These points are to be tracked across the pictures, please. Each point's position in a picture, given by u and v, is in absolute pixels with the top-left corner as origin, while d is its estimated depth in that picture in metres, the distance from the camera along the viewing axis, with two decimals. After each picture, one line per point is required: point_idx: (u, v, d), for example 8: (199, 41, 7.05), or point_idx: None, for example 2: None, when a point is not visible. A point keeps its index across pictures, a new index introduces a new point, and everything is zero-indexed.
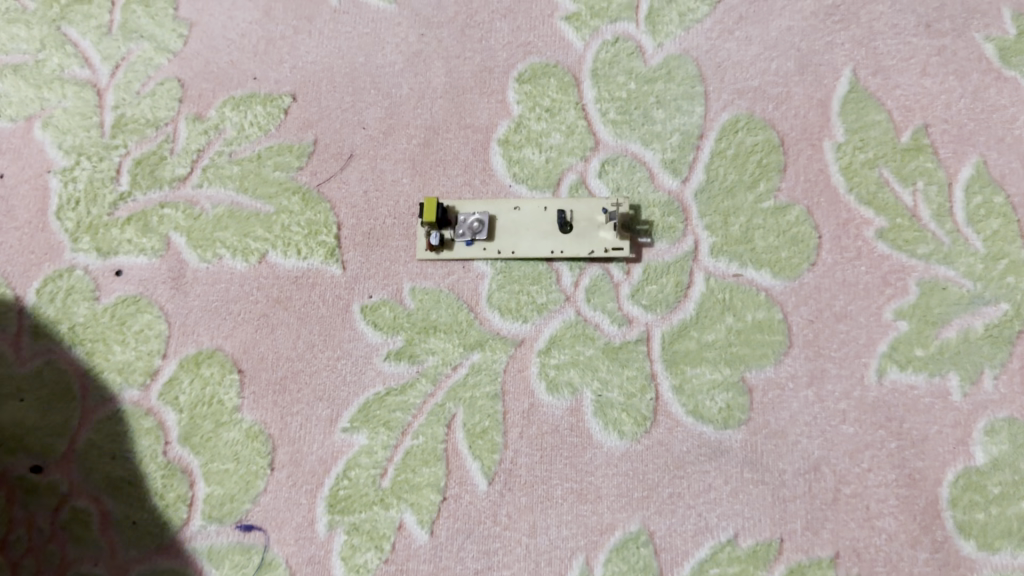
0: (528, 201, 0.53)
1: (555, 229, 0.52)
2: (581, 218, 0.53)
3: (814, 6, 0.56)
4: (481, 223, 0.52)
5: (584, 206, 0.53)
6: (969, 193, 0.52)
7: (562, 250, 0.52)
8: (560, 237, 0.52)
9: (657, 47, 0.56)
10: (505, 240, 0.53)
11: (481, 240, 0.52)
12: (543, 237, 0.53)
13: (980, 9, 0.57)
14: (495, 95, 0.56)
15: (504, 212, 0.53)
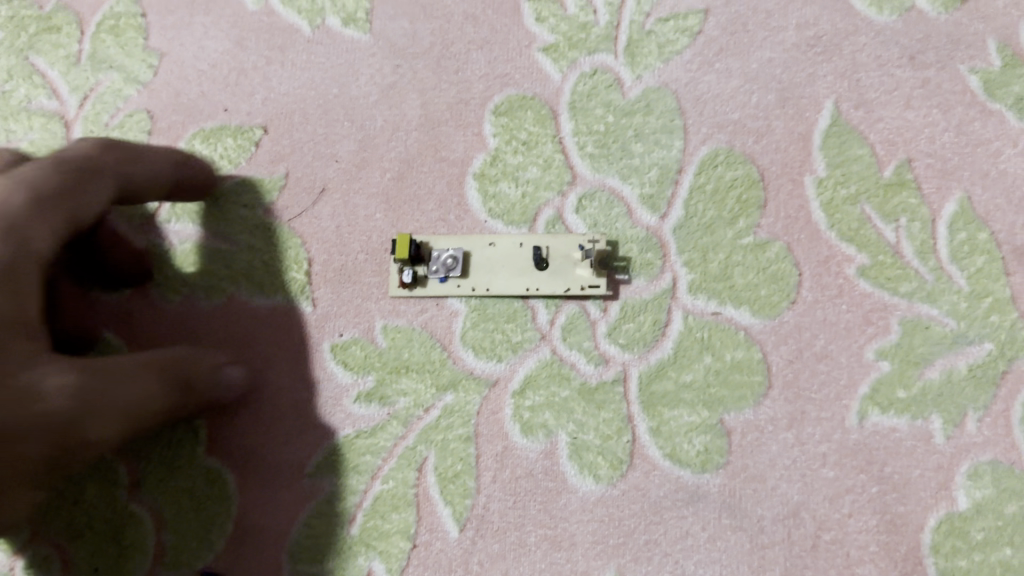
0: (503, 237, 0.52)
1: (530, 266, 0.51)
2: (557, 255, 0.52)
3: (797, 37, 0.56)
4: (454, 259, 0.51)
5: (561, 242, 0.52)
6: (953, 228, 0.51)
7: (537, 287, 0.51)
8: (535, 274, 0.51)
9: (636, 80, 0.55)
10: (479, 277, 0.52)
11: (454, 277, 0.52)
12: (518, 274, 0.52)
13: (965, 40, 0.56)
14: (470, 128, 0.55)
15: (478, 248, 0.52)
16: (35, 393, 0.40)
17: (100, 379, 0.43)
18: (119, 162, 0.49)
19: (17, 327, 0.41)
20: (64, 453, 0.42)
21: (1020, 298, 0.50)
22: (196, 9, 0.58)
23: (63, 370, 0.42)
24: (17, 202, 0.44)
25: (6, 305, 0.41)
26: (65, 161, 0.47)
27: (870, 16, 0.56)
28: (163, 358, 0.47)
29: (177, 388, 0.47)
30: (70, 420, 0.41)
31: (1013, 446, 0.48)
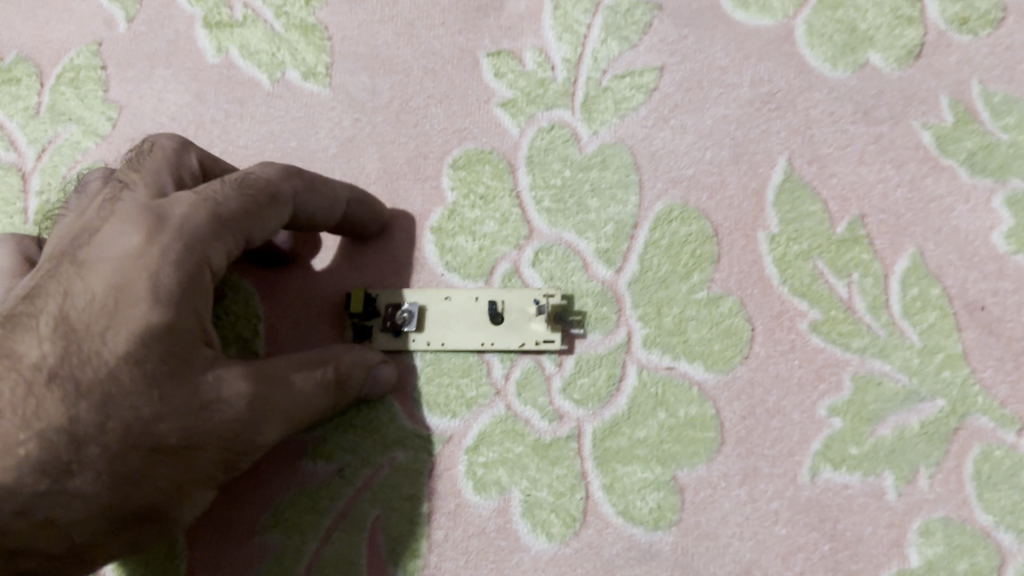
0: (459, 291, 0.52)
1: (486, 319, 0.52)
2: (512, 309, 0.52)
3: (751, 94, 0.56)
4: (406, 313, 0.52)
5: (518, 296, 0.52)
6: (906, 284, 0.52)
7: (492, 341, 0.51)
8: (490, 328, 0.51)
9: (592, 135, 0.56)
10: (434, 331, 0.52)
11: (409, 332, 0.52)
12: (472, 329, 0.52)
13: (918, 96, 0.57)
14: (428, 182, 0.55)
15: (434, 302, 0.52)
16: (215, 403, 0.41)
17: (273, 386, 0.44)
18: (299, 190, 0.48)
19: (198, 337, 0.42)
20: (241, 454, 0.44)
21: (971, 353, 0.51)
22: (156, 61, 0.59)
23: (243, 378, 0.43)
24: (200, 215, 0.43)
25: (188, 315, 0.42)
26: (252, 180, 0.46)
27: (824, 72, 0.57)
28: (330, 363, 0.47)
29: (342, 393, 0.48)
30: (243, 427, 0.43)
31: (965, 502, 0.48)
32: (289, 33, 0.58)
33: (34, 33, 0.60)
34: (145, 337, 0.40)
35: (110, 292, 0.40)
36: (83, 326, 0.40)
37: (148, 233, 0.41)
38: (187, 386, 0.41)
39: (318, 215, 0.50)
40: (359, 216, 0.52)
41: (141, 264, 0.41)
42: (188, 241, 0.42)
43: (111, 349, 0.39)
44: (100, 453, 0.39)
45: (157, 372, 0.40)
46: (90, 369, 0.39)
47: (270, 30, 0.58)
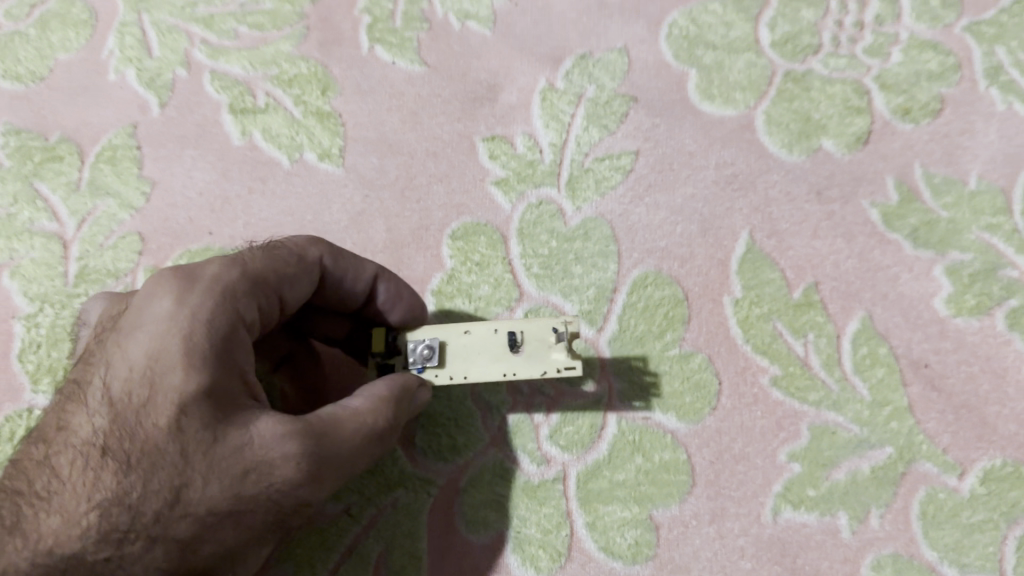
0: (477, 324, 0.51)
1: (506, 349, 0.50)
2: (532, 338, 0.50)
3: (716, 175, 0.64)
4: (428, 348, 0.51)
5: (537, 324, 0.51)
6: (856, 344, 0.58)
7: (513, 371, 0.50)
8: (511, 358, 0.50)
9: (576, 210, 0.63)
10: (456, 365, 0.51)
11: (432, 368, 0.51)
12: (494, 360, 0.50)
13: (866, 179, 0.64)
14: (430, 250, 0.62)
15: (455, 335, 0.52)
16: (263, 463, 0.43)
17: (322, 437, 0.45)
18: (322, 252, 0.54)
19: (241, 394, 0.45)
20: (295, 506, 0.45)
21: (916, 406, 0.57)
22: (186, 143, 0.66)
23: (290, 433, 0.44)
24: (230, 278, 0.47)
25: (224, 375, 0.45)
26: (278, 249, 0.52)
27: (781, 156, 0.65)
28: (378, 406, 0.48)
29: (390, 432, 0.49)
30: (288, 484, 0.44)
31: (912, 540, 0.54)
32: (307, 119, 0.66)
33: (75, 115, 0.67)
34: (186, 403, 0.43)
35: (149, 359, 0.44)
36: (129, 397, 0.44)
37: (183, 300, 0.45)
38: (232, 447, 0.43)
39: (343, 279, 0.55)
40: (383, 296, 0.56)
41: (175, 327, 0.45)
42: (219, 303, 0.46)
43: (155, 418, 0.43)
44: (153, 518, 0.42)
45: (201, 437, 0.43)
46: (139, 437, 0.43)
47: (289, 116, 0.66)
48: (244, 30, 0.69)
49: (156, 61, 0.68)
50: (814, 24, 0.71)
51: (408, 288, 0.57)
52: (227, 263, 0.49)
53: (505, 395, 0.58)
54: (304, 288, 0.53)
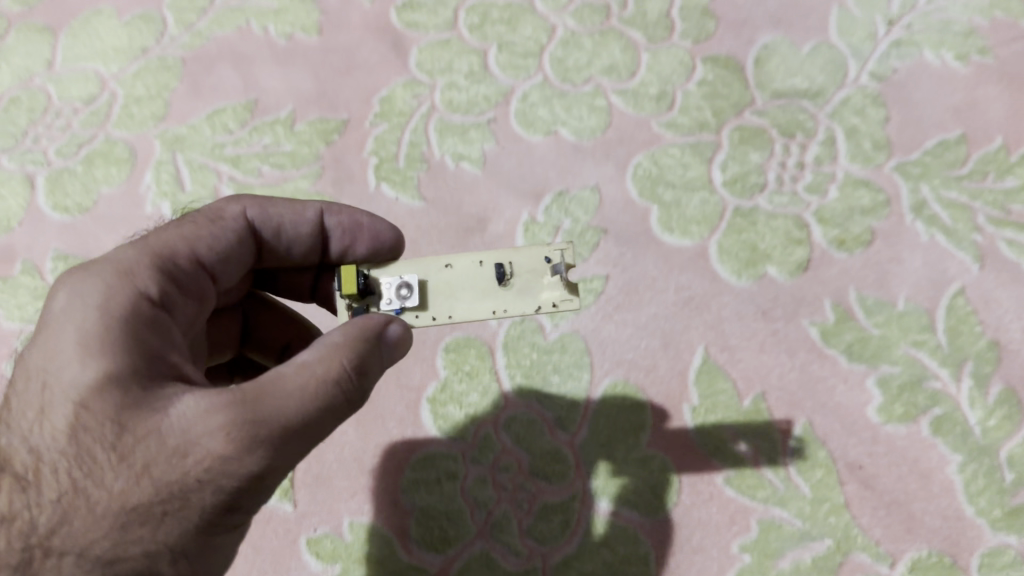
0: (461, 260, 0.56)
1: (493, 287, 0.55)
2: (519, 273, 0.56)
3: (675, 297, 0.76)
4: (408, 288, 0.56)
5: (522, 259, 0.56)
6: (798, 447, 0.69)
7: (504, 305, 0.55)
8: (499, 294, 0.55)
9: (554, 326, 0.75)
10: (443, 301, 0.56)
11: (415, 305, 0.56)
12: (480, 294, 0.56)
13: (806, 301, 0.75)
14: (426, 361, 0.74)
15: (437, 272, 0.56)
16: (183, 443, 0.45)
17: (256, 405, 0.45)
18: (246, 207, 0.62)
19: (158, 375, 0.47)
20: (232, 485, 0.45)
21: (851, 503, 0.67)
22: None
23: (212, 408, 0.45)
24: (131, 263, 0.52)
25: (132, 357, 0.47)
26: (193, 218, 0.60)
27: (733, 282, 0.76)
28: (319, 359, 0.47)
29: (343, 391, 0.47)
30: (215, 460, 0.44)
31: None
32: None
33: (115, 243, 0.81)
34: (82, 392, 0.46)
35: (55, 357, 0.47)
36: (39, 400, 0.47)
37: (77, 293, 0.49)
38: (144, 429, 0.45)
39: (288, 221, 0.63)
40: (345, 222, 0.65)
41: (76, 319, 0.48)
42: (118, 289, 0.49)
43: (61, 415, 0.46)
44: (71, 520, 0.45)
45: (108, 425, 0.45)
46: (51, 439, 0.47)
47: None
48: (267, 168, 0.83)
49: (188, 195, 0.82)
50: (760, 165, 0.82)
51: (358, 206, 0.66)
52: (135, 249, 0.53)
53: (491, 492, 0.69)
54: (236, 241, 0.60)
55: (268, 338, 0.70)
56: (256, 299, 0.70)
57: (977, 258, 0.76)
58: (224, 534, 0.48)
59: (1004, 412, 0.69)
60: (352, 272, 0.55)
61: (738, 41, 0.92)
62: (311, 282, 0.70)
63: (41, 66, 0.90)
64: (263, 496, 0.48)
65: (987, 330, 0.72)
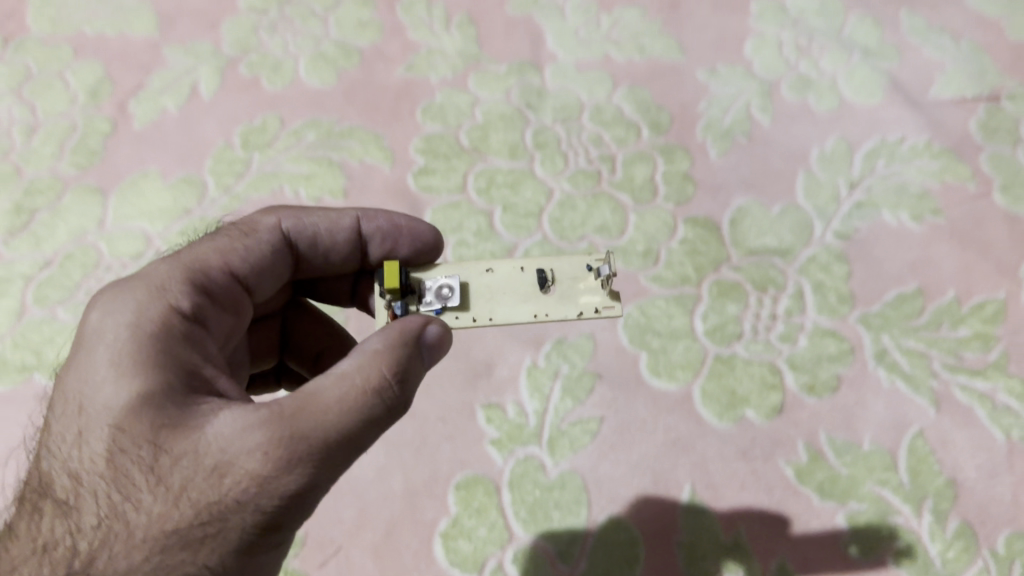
0: (507, 272, 0.71)
1: (536, 292, 0.70)
2: (560, 283, 0.70)
3: (664, 437, 0.85)
4: (451, 290, 0.70)
5: (563, 268, 0.71)
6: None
7: (546, 305, 0.69)
8: (540, 298, 0.70)
9: (555, 464, 0.83)
10: (490, 303, 0.70)
11: (462, 306, 0.70)
12: (524, 300, 0.70)
13: (782, 443, 0.84)
14: (438, 498, 0.82)
15: (483, 279, 0.71)
16: (222, 462, 0.53)
17: (289, 422, 0.53)
18: (282, 221, 0.75)
19: (192, 397, 0.57)
20: (270, 504, 0.52)
21: None
22: None
23: (248, 429, 0.53)
24: (163, 290, 0.62)
25: (166, 377, 0.56)
26: (223, 238, 0.72)
27: (715, 424, 0.85)
28: (350, 379, 0.56)
29: (374, 404, 0.56)
30: (253, 475, 0.52)
31: None
32: None
33: None
34: (122, 414, 0.55)
35: (94, 386, 0.57)
36: (82, 426, 0.57)
37: (118, 321, 0.59)
38: (183, 450, 0.54)
39: (327, 229, 0.78)
40: (384, 225, 0.78)
41: (114, 345, 0.58)
42: (152, 316, 0.60)
43: (106, 440, 0.55)
44: (113, 544, 0.53)
45: (150, 446, 0.54)
46: (96, 465, 0.55)
47: None
48: None
49: None
50: (737, 315, 0.92)
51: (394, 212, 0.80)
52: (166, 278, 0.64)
53: None
54: (271, 250, 0.73)
55: (308, 345, 0.86)
56: (298, 313, 0.87)
57: (933, 402, 0.86)
58: (262, 557, 0.55)
59: (961, 545, 0.78)
60: (396, 270, 0.68)
61: (715, 205, 1.05)
62: (349, 287, 0.86)
63: (92, 224, 1.04)
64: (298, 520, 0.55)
65: (944, 469, 0.82)
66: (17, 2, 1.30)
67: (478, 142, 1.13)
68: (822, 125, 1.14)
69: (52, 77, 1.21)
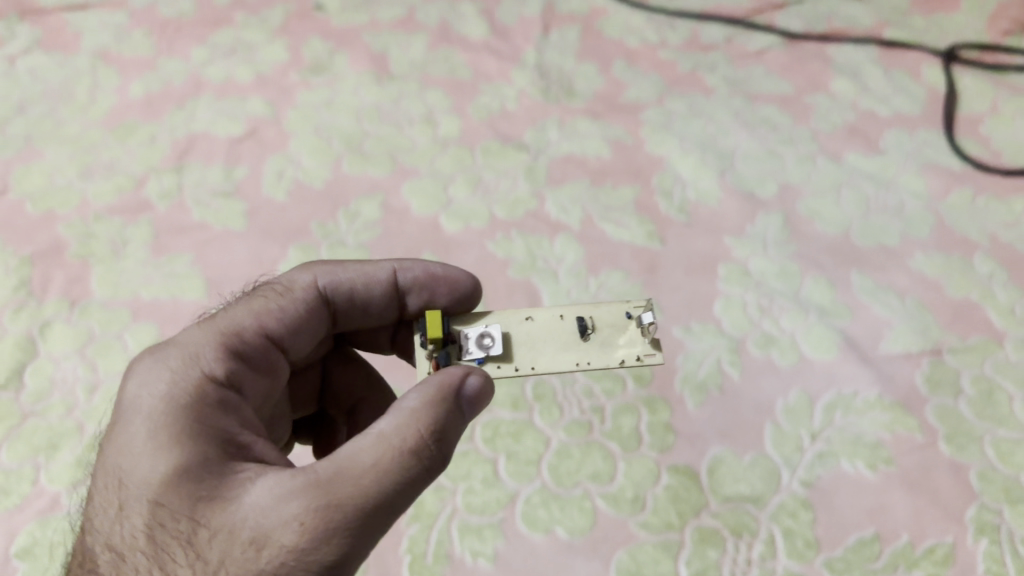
0: (551, 328, 0.98)
1: (574, 345, 0.97)
2: (596, 342, 0.97)
3: None
4: (492, 341, 0.96)
5: (599, 325, 0.98)
6: None
7: (582, 355, 0.96)
8: (577, 348, 0.97)
9: None
10: (533, 352, 0.97)
11: (504, 359, 0.96)
12: (563, 353, 0.96)
13: None
14: None
15: (527, 334, 0.98)
16: (262, 537, 0.72)
17: (319, 496, 0.73)
18: (320, 278, 1.05)
19: (230, 475, 0.77)
20: (305, 567, 0.71)
21: None
22: None
23: (285, 504, 0.73)
24: (196, 377, 0.85)
25: (202, 459, 0.77)
26: (249, 323, 0.96)
27: None
28: (381, 448, 0.76)
29: (395, 475, 0.75)
30: (286, 543, 0.71)
31: None
32: None
33: None
34: (166, 494, 0.76)
35: (139, 470, 0.78)
36: (132, 502, 0.78)
37: (157, 407, 0.81)
38: (225, 520, 0.74)
39: (367, 281, 1.08)
40: (420, 275, 1.09)
41: (154, 434, 0.79)
42: (189, 403, 0.82)
43: (154, 513, 0.76)
44: None
45: (195, 518, 0.75)
46: (146, 537, 0.76)
47: None
48: None
49: None
50: (717, 560, 1.13)
51: (429, 263, 1.11)
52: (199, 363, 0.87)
53: None
54: (308, 300, 1.03)
55: (345, 397, 1.21)
56: (340, 363, 1.22)
57: None
58: None
59: None
60: (435, 323, 0.95)
61: (694, 454, 1.23)
62: (389, 336, 1.20)
63: None
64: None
65: None
66: (82, 268, 1.51)
67: None
68: (785, 379, 1.30)
69: (112, 338, 1.40)
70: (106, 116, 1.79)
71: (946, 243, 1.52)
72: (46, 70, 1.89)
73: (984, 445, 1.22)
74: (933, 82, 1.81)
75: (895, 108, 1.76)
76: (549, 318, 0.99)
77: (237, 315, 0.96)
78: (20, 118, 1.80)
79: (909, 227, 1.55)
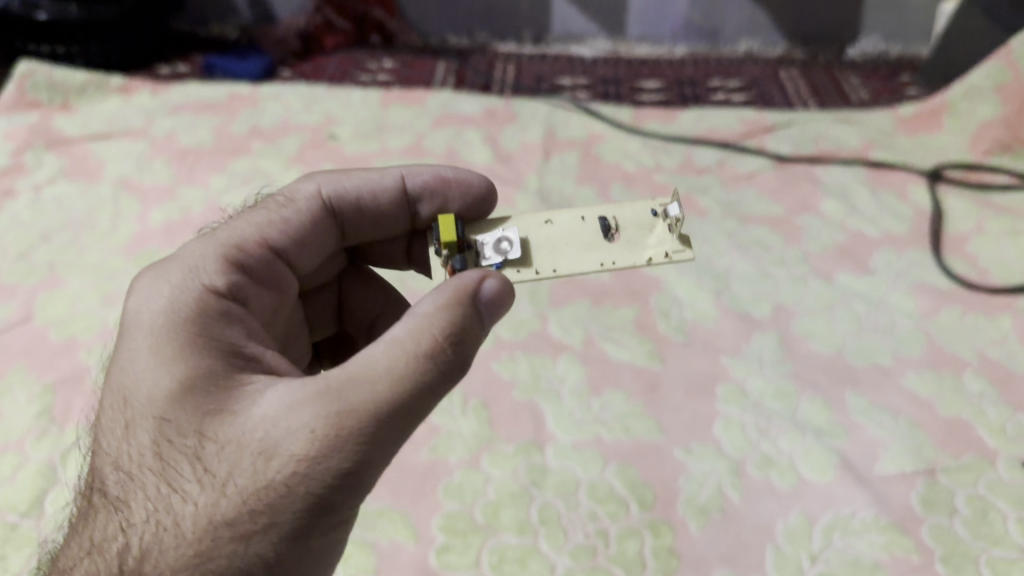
0: (574, 231, 1.05)
1: (597, 246, 1.03)
2: (619, 242, 1.03)
3: None
4: (509, 245, 1.04)
5: (621, 225, 1.04)
6: None
7: (605, 255, 1.03)
8: (602, 247, 1.03)
9: None
10: (557, 255, 1.04)
11: (525, 265, 1.03)
12: (588, 255, 1.03)
13: None
14: None
15: (551, 238, 1.05)
16: (274, 446, 0.81)
17: (329, 406, 0.81)
18: (320, 189, 1.14)
19: (235, 386, 0.86)
20: (314, 470, 0.80)
21: None
22: None
23: (296, 416, 0.81)
24: (201, 296, 0.94)
25: (209, 374, 0.86)
26: (251, 246, 1.05)
27: None
28: (395, 352, 0.83)
29: (410, 386, 0.82)
30: (297, 453, 0.80)
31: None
32: None
33: None
34: (172, 410, 0.85)
35: (146, 386, 0.88)
36: (140, 415, 0.87)
37: (158, 325, 0.91)
38: (233, 429, 0.83)
39: (373, 190, 1.16)
40: (430, 181, 1.17)
41: (158, 352, 0.89)
42: (195, 321, 0.91)
43: (162, 424, 0.86)
44: (180, 511, 0.83)
45: (206, 429, 0.84)
46: (157, 447, 0.86)
47: None
48: None
49: None
50: None
51: (438, 170, 1.18)
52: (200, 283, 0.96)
53: None
54: (311, 209, 1.13)
55: (364, 317, 1.32)
56: (354, 282, 1.32)
57: None
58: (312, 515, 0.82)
59: None
60: (447, 226, 1.03)
61: None
62: (403, 251, 1.29)
63: None
64: (342, 504, 0.82)
65: None
66: None
67: (491, 518, 1.33)
68: (785, 500, 1.34)
69: None
70: (127, 243, 1.89)
71: (937, 359, 1.58)
72: (72, 199, 2.00)
73: (981, 566, 1.25)
74: (918, 201, 1.91)
75: (883, 229, 1.85)
76: (572, 221, 1.06)
77: (240, 230, 1.06)
78: (46, 246, 1.89)
79: (900, 344, 1.61)
